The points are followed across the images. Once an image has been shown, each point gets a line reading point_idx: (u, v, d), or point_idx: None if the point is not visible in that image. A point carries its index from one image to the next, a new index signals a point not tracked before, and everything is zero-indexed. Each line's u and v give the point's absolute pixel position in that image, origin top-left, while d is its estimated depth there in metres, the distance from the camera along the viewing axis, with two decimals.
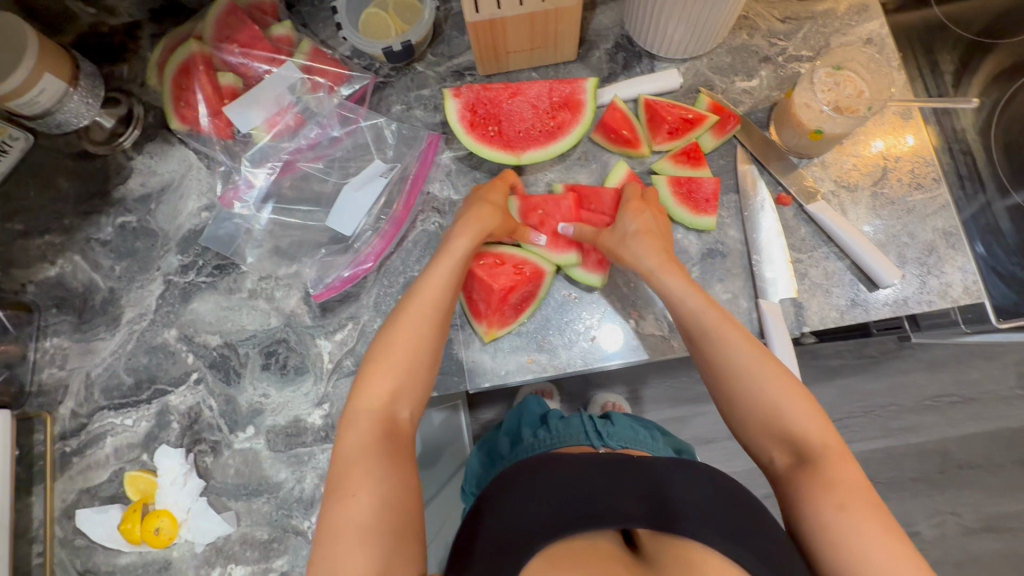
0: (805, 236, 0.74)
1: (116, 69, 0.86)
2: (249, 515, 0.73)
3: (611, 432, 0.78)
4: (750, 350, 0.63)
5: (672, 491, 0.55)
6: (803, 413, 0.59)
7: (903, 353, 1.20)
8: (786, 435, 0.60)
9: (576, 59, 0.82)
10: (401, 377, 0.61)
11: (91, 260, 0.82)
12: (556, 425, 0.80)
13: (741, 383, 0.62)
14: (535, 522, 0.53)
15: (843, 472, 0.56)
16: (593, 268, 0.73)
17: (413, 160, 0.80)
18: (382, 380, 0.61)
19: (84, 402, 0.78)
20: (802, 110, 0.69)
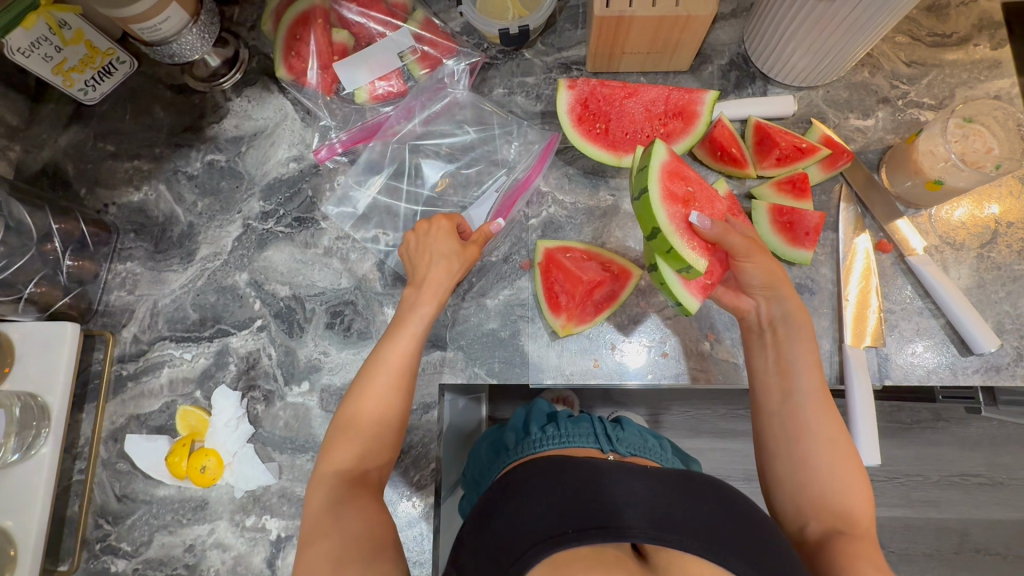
0: (901, 286, 0.72)
1: (228, 10, 0.86)
2: (292, 469, 0.72)
3: (622, 435, 0.71)
4: (832, 423, 0.61)
5: (671, 498, 0.51)
6: (859, 498, 0.58)
7: (937, 426, 1.15)
8: (834, 501, 0.58)
9: (688, 70, 0.80)
10: (385, 395, 0.60)
11: (175, 192, 0.83)
12: (563, 422, 0.72)
13: (816, 438, 0.60)
14: (545, 520, 0.50)
15: (871, 554, 0.54)
16: (694, 290, 0.62)
17: (510, 149, 0.80)
18: (367, 399, 0.60)
19: (146, 329, 0.78)
20: (925, 157, 0.67)
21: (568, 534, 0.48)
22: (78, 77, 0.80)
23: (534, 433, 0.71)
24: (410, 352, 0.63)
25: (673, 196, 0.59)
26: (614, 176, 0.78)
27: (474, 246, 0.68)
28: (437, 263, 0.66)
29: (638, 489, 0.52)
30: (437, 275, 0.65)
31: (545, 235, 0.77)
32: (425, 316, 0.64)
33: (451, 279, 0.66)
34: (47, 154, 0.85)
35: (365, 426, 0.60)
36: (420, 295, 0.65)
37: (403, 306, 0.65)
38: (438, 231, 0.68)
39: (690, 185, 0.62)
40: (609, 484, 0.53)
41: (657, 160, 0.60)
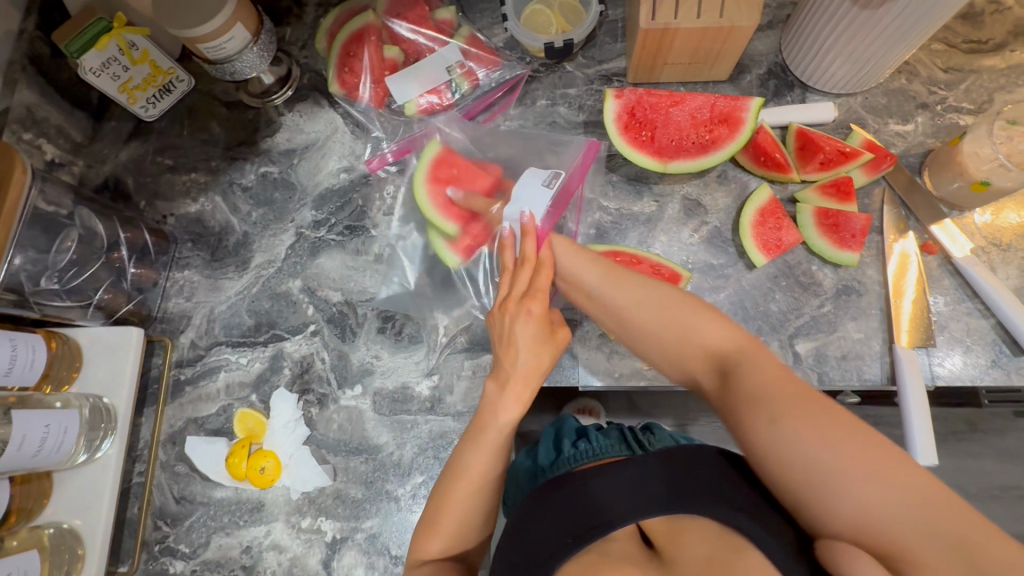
0: (949, 287, 0.72)
1: (281, 30, 0.90)
2: (346, 471, 0.74)
3: (653, 441, 0.72)
4: (633, 288, 0.61)
5: (654, 472, 0.51)
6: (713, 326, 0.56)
7: (972, 437, 1.14)
8: (699, 355, 0.56)
9: (727, 79, 0.82)
10: (474, 499, 0.60)
11: (231, 203, 0.86)
12: (594, 435, 0.73)
13: (637, 317, 0.59)
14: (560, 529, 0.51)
15: (771, 380, 0.50)
16: (457, 250, 0.75)
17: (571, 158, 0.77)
18: (453, 500, 0.60)
19: (203, 335, 0.81)
20: (971, 158, 0.68)
21: (570, 542, 0.49)
22: (140, 95, 0.84)
23: (566, 450, 0.72)
24: (497, 455, 0.61)
25: (435, 178, 0.77)
26: (658, 182, 0.79)
27: (536, 303, 0.63)
28: (521, 351, 0.62)
29: (625, 476, 0.51)
30: (517, 373, 0.61)
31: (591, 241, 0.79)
32: (508, 423, 0.61)
33: (537, 363, 0.62)
34: (109, 168, 0.89)
35: (451, 529, 0.60)
36: (502, 392, 0.61)
37: (485, 404, 0.62)
38: (533, 321, 0.62)
39: (458, 169, 0.78)
40: (601, 478, 0.53)
41: (429, 153, 0.78)
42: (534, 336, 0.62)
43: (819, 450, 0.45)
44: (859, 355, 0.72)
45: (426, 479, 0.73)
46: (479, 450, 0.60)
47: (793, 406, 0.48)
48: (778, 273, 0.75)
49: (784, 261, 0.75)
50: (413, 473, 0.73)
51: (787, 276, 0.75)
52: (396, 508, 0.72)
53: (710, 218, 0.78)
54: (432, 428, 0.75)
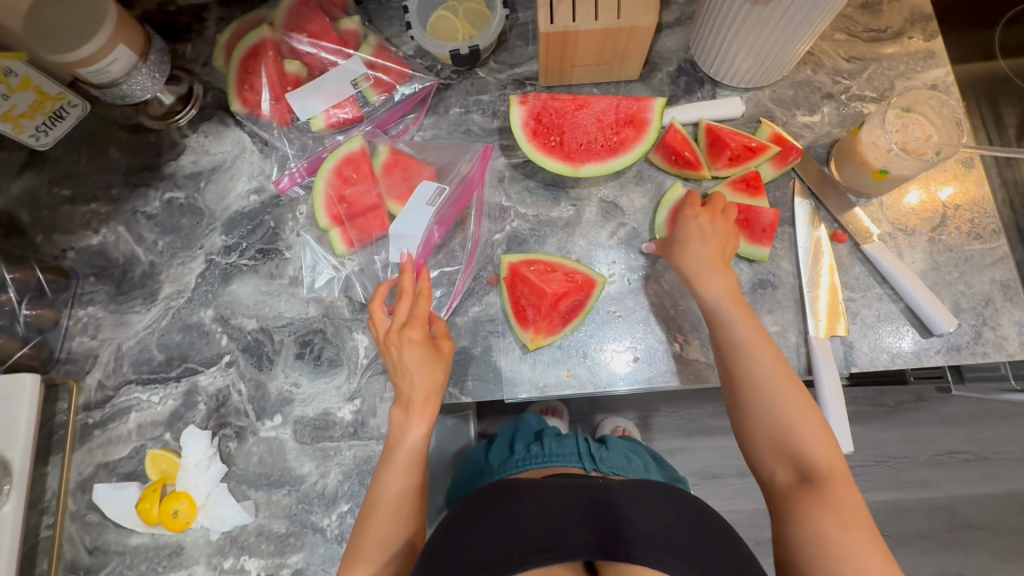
0: (859, 274, 0.73)
1: (180, 47, 0.86)
2: (268, 506, 0.71)
3: (604, 454, 0.73)
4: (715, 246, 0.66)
5: (660, 519, 0.52)
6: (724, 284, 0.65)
7: (922, 407, 1.17)
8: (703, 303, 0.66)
9: (638, 79, 0.82)
10: (395, 521, 0.62)
11: (135, 232, 0.82)
12: (548, 441, 0.73)
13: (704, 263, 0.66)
14: (489, 548, 0.49)
15: (764, 352, 0.62)
16: (345, 243, 0.77)
17: (466, 163, 0.79)
18: (376, 521, 0.62)
19: (111, 374, 0.77)
20: (869, 148, 0.69)
21: (512, 559, 0.47)
22: (28, 123, 0.79)
23: (518, 453, 0.73)
24: (412, 478, 0.63)
25: (338, 174, 0.77)
26: (574, 186, 0.79)
27: (417, 328, 0.64)
28: (412, 375, 0.63)
29: (644, 516, 0.52)
30: (415, 393, 0.63)
31: (510, 249, 0.77)
32: (417, 441, 0.63)
33: (431, 383, 0.64)
34: (1, 203, 0.83)
35: (371, 559, 0.61)
36: (409, 414, 0.63)
37: (394, 428, 0.64)
38: (416, 346, 0.63)
39: (358, 175, 0.78)
40: (611, 510, 0.52)
41: (347, 147, 0.78)
42: (428, 364, 0.64)
43: (814, 447, 0.58)
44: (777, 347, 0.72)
45: (352, 506, 0.70)
46: (394, 474, 0.63)
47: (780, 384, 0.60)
48: None
49: None
50: (338, 502, 0.71)
51: None
52: (322, 539, 0.70)
53: (628, 219, 0.77)
54: (356, 453, 0.72)
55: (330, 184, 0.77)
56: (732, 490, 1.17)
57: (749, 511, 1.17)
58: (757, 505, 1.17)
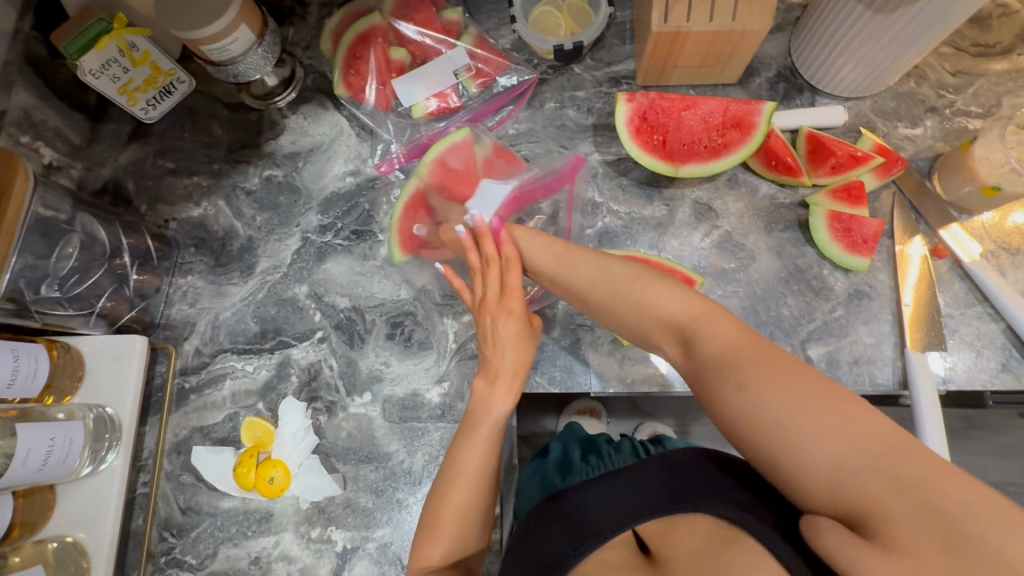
0: (959, 291, 0.73)
1: (284, 30, 0.88)
2: (356, 480, 0.73)
3: (665, 459, 0.72)
4: (624, 265, 0.58)
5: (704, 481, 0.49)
6: (662, 289, 0.54)
7: (967, 435, 1.14)
8: (658, 325, 0.54)
9: (737, 82, 0.82)
10: (470, 493, 0.59)
11: (234, 207, 0.84)
12: (604, 450, 0.73)
13: (591, 291, 0.59)
14: (550, 546, 0.52)
15: (723, 340, 0.48)
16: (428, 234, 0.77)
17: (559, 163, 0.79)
18: (452, 494, 0.59)
19: (208, 342, 0.79)
20: (982, 163, 0.68)
21: (568, 553, 0.49)
22: (141, 97, 0.82)
23: (576, 465, 0.72)
24: (491, 454, 0.60)
25: (441, 163, 0.78)
26: (668, 186, 0.79)
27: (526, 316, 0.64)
28: (503, 349, 0.62)
29: (689, 478, 0.50)
30: (504, 367, 0.62)
31: (600, 245, 0.78)
32: (497, 415, 0.61)
33: (518, 359, 0.62)
34: (107, 172, 0.87)
35: (448, 531, 0.59)
36: (492, 386, 0.62)
37: (476, 401, 0.62)
38: (512, 320, 0.62)
39: (462, 165, 0.78)
40: (652, 487, 0.51)
41: (453, 137, 0.79)
42: (521, 336, 0.63)
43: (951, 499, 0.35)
44: (871, 359, 0.71)
45: None
46: (473, 448, 0.60)
47: (757, 367, 0.45)
48: (788, 277, 0.75)
49: (795, 266, 0.75)
50: (423, 481, 0.72)
51: (797, 280, 0.75)
52: (408, 516, 0.71)
53: (721, 222, 0.78)
54: (443, 435, 0.74)
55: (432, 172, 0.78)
56: None
57: None
58: None
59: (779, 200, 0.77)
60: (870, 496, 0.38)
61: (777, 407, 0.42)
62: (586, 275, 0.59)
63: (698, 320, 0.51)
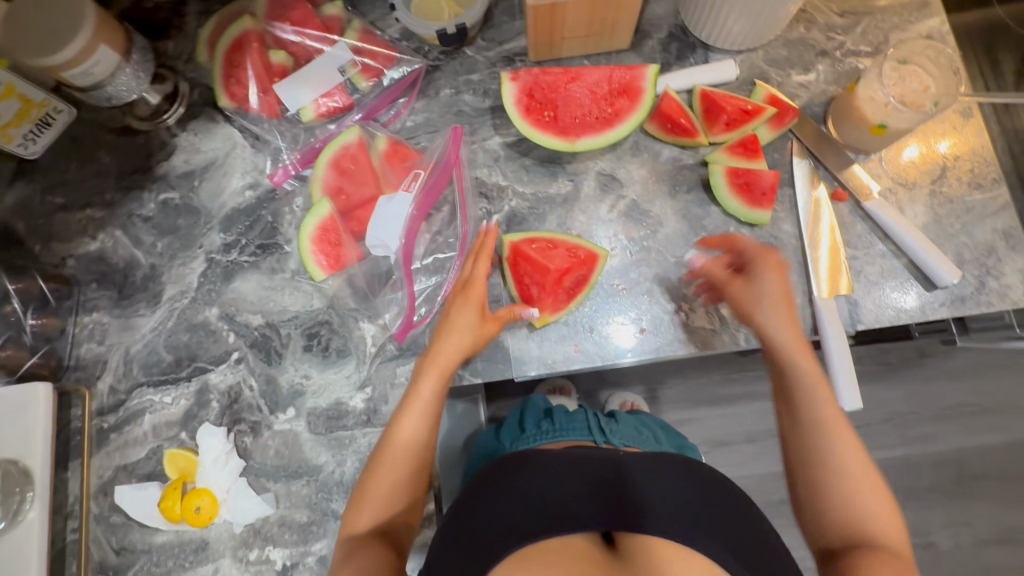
0: (861, 232, 0.73)
1: (162, 45, 0.84)
2: (289, 497, 0.72)
3: (615, 429, 0.73)
4: (777, 283, 0.68)
5: (681, 491, 0.53)
6: (779, 320, 0.67)
7: (925, 362, 1.18)
8: (782, 349, 0.67)
9: (629, 48, 0.80)
10: (401, 465, 0.65)
11: (133, 236, 0.81)
12: (558, 416, 0.74)
13: (761, 291, 0.68)
14: (508, 516, 0.51)
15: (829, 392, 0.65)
16: (317, 245, 0.74)
17: (441, 146, 0.76)
18: (382, 466, 0.65)
19: (122, 378, 0.77)
20: (867, 103, 0.68)
21: (534, 531, 0.49)
22: (15, 132, 0.78)
23: (528, 432, 0.73)
24: (428, 432, 0.66)
25: (336, 167, 0.76)
26: (571, 161, 0.78)
27: (493, 325, 0.69)
28: (464, 335, 0.68)
29: (665, 490, 0.53)
30: (449, 351, 0.67)
31: (509, 229, 0.77)
32: (431, 393, 0.66)
33: (462, 355, 0.67)
34: None
35: (378, 501, 0.64)
36: (426, 366, 0.67)
37: (415, 376, 0.68)
38: (467, 308, 0.68)
39: (356, 167, 0.76)
40: (629, 489, 0.53)
41: (344, 138, 0.76)
42: (472, 319, 0.68)
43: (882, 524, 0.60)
44: None
45: None
46: (409, 421, 0.65)
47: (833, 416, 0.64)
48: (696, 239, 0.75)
49: (702, 227, 0.75)
50: None
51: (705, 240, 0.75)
52: None
53: (627, 191, 0.77)
54: (371, 440, 0.73)
55: (327, 177, 0.75)
56: (743, 456, 1.19)
57: (760, 475, 1.19)
58: (768, 469, 1.18)
59: (682, 162, 0.77)
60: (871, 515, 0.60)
61: (834, 409, 0.65)
62: (765, 295, 0.68)
63: (796, 353, 0.67)
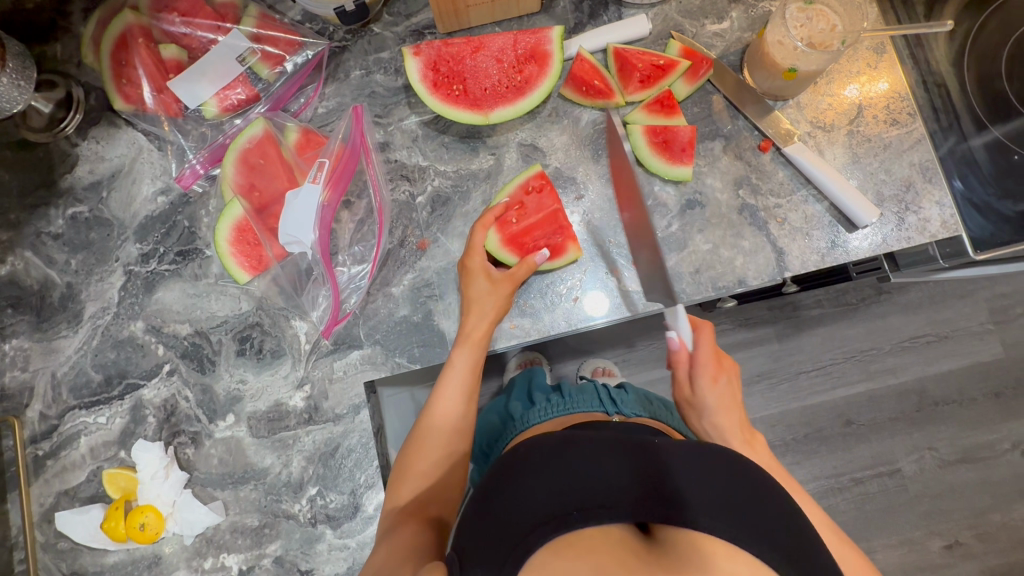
0: (782, 179, 0.73)
1: (48, 49, 0.79)
2: (238, 503, 0.72)
3: (625, 399, 0.77)
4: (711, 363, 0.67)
5: (731, 486, 0.46)
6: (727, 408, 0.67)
7: (882, 299, 1.20)
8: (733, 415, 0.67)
9: (540, 10, 0.77)
10: (452, 437, 0.67)
11: (44, 255, 0.77)
12: (568, 391, 0.78)
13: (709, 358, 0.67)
14: (542, 497, 0.45)
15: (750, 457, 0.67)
16: (239, 247, 0.72)
17: (345, 129, 0.73)
18: (428, 439, 0.66)
19: (51, 404, 0.74)
20: (775, 48, 0.68)
21: (573, 515, 0.44)
22: None
23: (539, 403, 0.78)
24: (467, 404, 0.68)
25: (245, 163, 0.72)
26: (490, 134, 0.76)
27: (506, 284, 0.69)
28: (485, 305, 0.69)
29: (712, 477, 0.47)
30: (478, 323, 0.68)
31: (434, 211, 0.75)
32: (465, 364, 0.68)
33: (489, 326, 0.68)
34: None
35: (417, 475, 0.65)
36: (460, 338, 0.68)
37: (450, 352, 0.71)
38: (485, 281, 0.69)
39: (265, 161, 0.73)
40: (678, 477, 0.46)
41: (250, 131, 0.72)
42: (490, 288, 0.69)
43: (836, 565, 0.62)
44: (711, 265, 0.72)
45: (320, 489, 0.71)
46: (447, 395, 0.67)
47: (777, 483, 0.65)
48: (621, 202, 0.74)
49: (629, 189, 0.74)
50: (305, 486, 0.72)
51: (631, 202, 0.74)
52: (296, 525, 0.71)
53: (550, 160, 0.75)
54: (315, 437, 0.72)
55: (240, 176, 0.72)
56: None
57: None
58: None
59: (603, 124, 0.75)
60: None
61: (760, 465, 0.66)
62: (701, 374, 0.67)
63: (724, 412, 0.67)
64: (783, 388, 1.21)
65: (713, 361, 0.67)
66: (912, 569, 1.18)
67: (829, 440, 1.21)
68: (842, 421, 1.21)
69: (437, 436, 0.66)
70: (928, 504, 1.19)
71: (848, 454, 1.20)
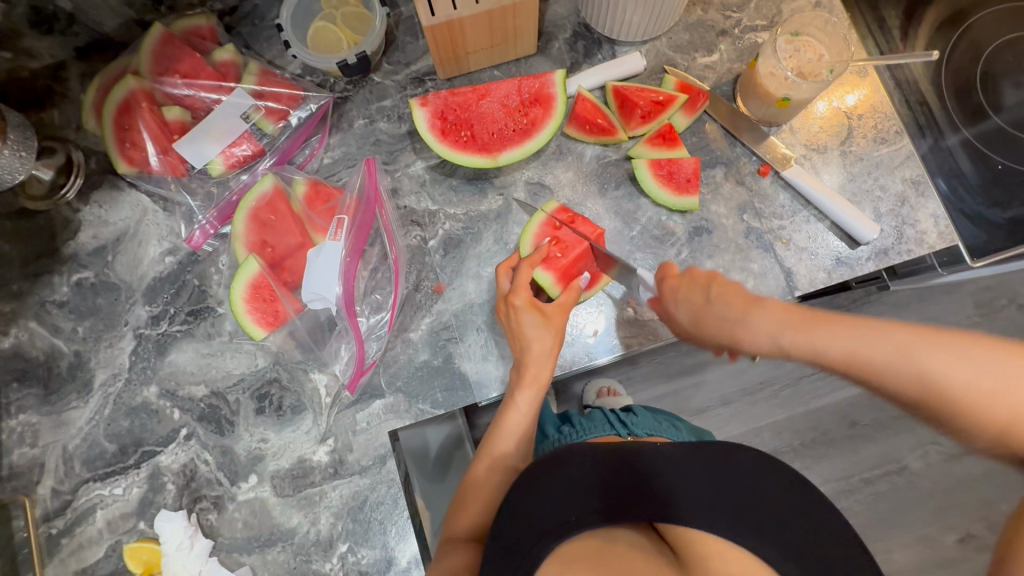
0: (784, 201, 0.76)
1: (45, 116, 0.78)
2: (266, 566, 0.70)
3: (634, 421, 0.76)
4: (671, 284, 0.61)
5: (732, 485, 0.50)
6: (713, 302, 0.56)
7: (875, 300, 1.23)
8: (728, 302, 0.55)
9: (536, 52, 0.80)
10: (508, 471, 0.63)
11: (49, 324, 0.75)
12: (577, 420, 0.78)
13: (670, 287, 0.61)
14: (549, 511, 0.49)
15: (767, 323, 0.52)
16: (255, 303, 0.70)
17: (356, 181, 0.75)
18: (484, 472, 0.63)
19: (64, 478, 0.72)
20: (768, 79, 0.70)
21: (577, 521, 0.48)
22: None
23: (552, 436, 0.77)
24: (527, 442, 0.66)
25: (259, 221, 0.72)
26: (497, 175, 0.77)
27: (557, 316, 0.68)
28: (541, 337, 0.66)
29: (717, 481, 0.50)
30: (541, 368, 0.66)
31: (447, 254, 0.76)
32: (528, 406, 0.66)
33: (553, 367, 0.67)
34: None
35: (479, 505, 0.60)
36: (520, 379, 0.67)
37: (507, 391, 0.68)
38: (530, 312, 0.67)
39: (277, 217, 0.73)
40: (683, 481, 0.51)
41: (259, 189, 0.72)
42: (543, 325, 0.67)
43: (939, 371, 0.46)
44: None
45: (350, 545, 0.70)
46: (507, 432, 0.65)
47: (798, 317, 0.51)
48: (629, 233, 0.76)
49: (636, 221, 0.76)
50: (335, 544, 0.70)
51: (639, 232, 0.76)
52: None
53: (558, 196, 0.77)
54: (342, 492, 0.71)
55: (254, 233, 0.72)
56: (723, 418, 1.22)
57: (742, 435, 1.23)
58: (748, 427, 1.22)
59: (606, 159, 0.77)
60: (954, 386, 0.45)
61: (773, 319, 0.52)
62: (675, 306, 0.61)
63: (709, 316, 0.56)
64: (787, 395, 1.23)
65: (665, 277, 0.62)
66: (931, 567, 1.20)
67: (838, 444, 1.22)
68: (848, 424, 1.22)
69: (489, 466, 0.63)
70: (941, 499, 1.21)
71: (859, 456, 1.22)
